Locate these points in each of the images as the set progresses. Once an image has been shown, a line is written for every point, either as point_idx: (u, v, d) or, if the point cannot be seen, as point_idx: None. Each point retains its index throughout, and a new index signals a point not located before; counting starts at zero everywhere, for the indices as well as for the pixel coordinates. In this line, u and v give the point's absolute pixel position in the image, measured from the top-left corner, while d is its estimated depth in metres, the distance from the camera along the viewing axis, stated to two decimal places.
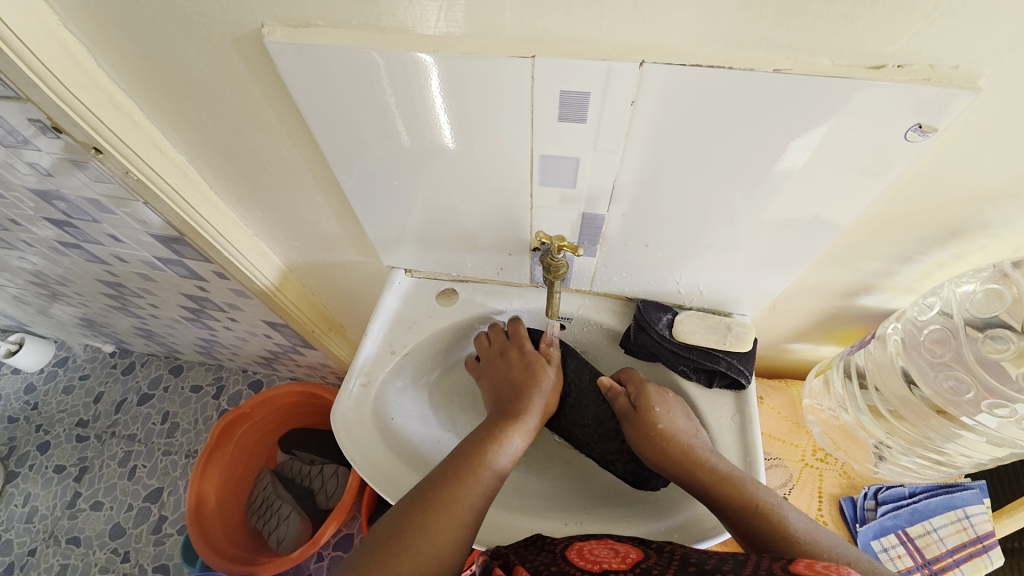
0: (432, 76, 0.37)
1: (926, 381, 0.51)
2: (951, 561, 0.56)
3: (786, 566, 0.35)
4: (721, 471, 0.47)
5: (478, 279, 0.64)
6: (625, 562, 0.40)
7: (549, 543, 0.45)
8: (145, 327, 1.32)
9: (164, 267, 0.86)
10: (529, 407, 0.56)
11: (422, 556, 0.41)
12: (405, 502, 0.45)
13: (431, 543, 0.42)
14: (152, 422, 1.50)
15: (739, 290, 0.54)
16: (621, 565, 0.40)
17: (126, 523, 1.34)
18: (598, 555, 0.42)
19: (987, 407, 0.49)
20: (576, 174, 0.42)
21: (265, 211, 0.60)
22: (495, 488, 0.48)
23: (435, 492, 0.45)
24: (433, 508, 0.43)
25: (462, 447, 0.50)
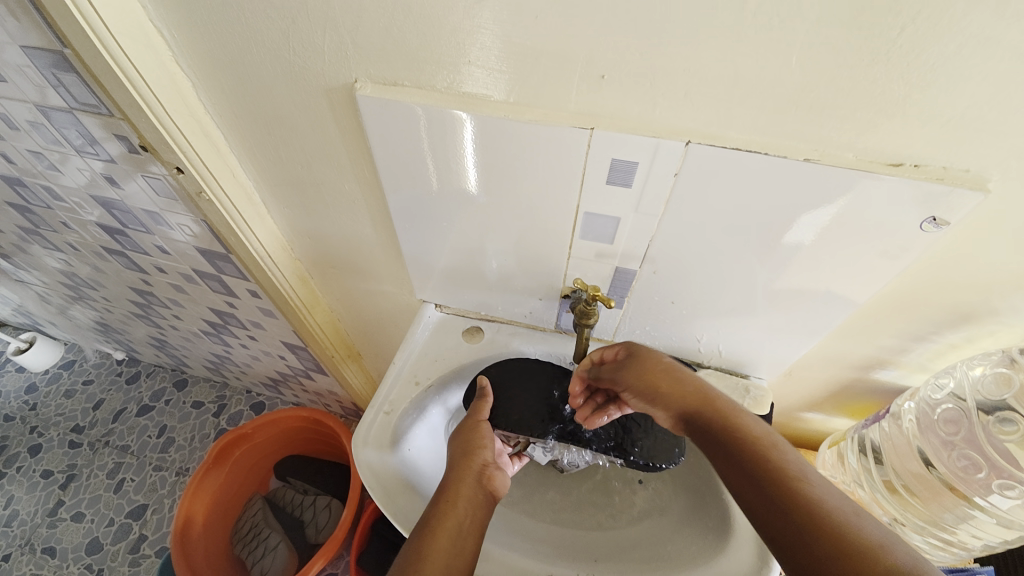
0: (468, 127, 0.42)
1: (941, 459, 0.52)
2: None
3: None
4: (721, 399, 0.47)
5: (504, 320, 0.67)
6: None
7: None
8: (161, 338, 1.34)
9: (199, 280, 0.89)
10: (473, 464, 0.50)
11: None
12: None
13: None
14: (147, 435, 1.49)
15: (757, 352, 0.56)
16: None
17: (104, 538, 1.30)
18: None
19: (998, 488, 0.49)
20: (615, 232, 0.46)
21: (312, 236, 0.64)
22: (460, 553, 0.43)
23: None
24: None
25: (421, 522, 0.46)
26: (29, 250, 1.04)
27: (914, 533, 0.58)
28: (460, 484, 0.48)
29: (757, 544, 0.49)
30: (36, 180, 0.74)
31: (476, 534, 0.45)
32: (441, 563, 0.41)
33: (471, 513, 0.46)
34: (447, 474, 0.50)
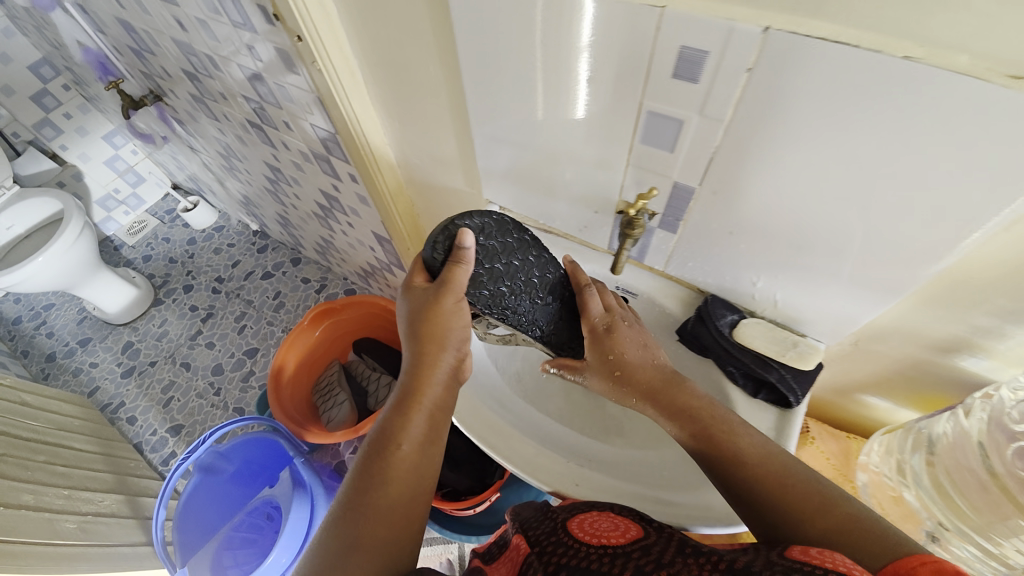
0: (598, 18, 0.40)
1: (999, 456, 0.46)
2: None
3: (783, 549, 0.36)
4: (688, 402, 0.50)
5: (561, 233, 0.68)
6: (625, 537, 0.42)
7: (551, 512, 0.50)
8: (285, 216, 1.57)
9: (313, 161, 1.02)
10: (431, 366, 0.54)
11: (379, 529, 0.47)
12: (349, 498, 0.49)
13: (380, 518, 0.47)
14: (266, 296, 1.79)
15: (813, 307, 0.52)
16: (619, 539, 0.42)
17: (226, 365, 1.63)
18: (598, 528, 0.44)
19: None
20: (677, 138, 0.44)
21: (401, 120, 0.69)
22: (423, 451, 0.52)
23: (372, 478, 0.49)
24: (371, 492, 0.48)
25: (383, 424, 0.52)
26: (197, 118, 1.26)
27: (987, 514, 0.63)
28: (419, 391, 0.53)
29: None
30: (201, 49, 0.89)
31: (433, 427, 0.54)
32: (406, 463, 0.50)
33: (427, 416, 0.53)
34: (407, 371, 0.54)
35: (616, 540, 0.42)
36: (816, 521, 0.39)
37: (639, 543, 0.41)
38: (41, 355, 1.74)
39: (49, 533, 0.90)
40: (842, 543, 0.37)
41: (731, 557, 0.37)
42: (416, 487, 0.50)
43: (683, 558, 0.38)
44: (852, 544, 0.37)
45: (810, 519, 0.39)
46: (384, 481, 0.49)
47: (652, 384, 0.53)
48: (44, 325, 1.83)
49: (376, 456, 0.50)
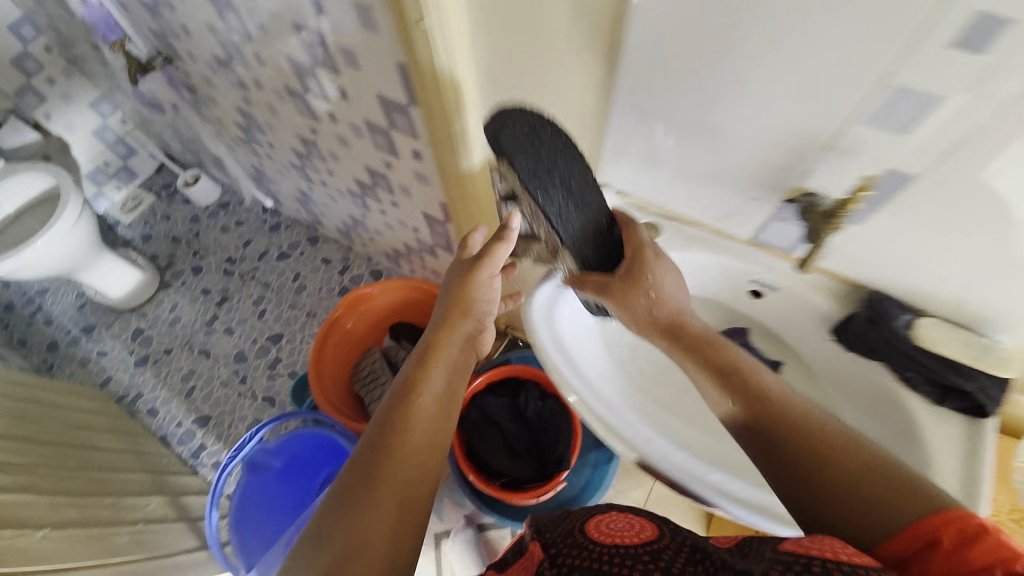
0: None
1: None
2: None
3: (777, 547, 0.41)
4: (730, 359, 0.59)
5: (692, 222, 0.64)
6: (637, 537, 0.47)
7: (570, 517, 0.54)
8: (307, 193, 1.45)
9: (367, 134, 0.91)
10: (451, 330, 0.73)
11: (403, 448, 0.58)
12: (377, 428, 0.61)
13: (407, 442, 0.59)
14: (285, 277, 1.69)
15: (975, 292, 0.56)
16: (631, 539, 0.47)
17: (249, 352, 1.54)
18: (612, 529, 0.49)
19: None
20: (915, 115, 0.45)
21: (511, 88, 0.61)
22: (440, 399, 0.66)
23: (396, 413, 0.62)
24: (396, 422, 0.61)
25: (408, 374, 0.67)
26: (217, 84, 1.12)
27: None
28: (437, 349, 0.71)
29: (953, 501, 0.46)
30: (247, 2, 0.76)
31: (450, 381, 0.69)
32: (427, 402, 0.64)
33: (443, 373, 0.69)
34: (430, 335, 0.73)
35: (628, 540, 0.47)
36: (841, 465, 0.48)
37: (651, 546, 0.46)
38: (42, 345, 1.61)
39: (105, 551, 0.84)
40: (870, 495, 0.46)
41: (722, 558, 0.43)
42: (433, 429, 0.62)
43: (692, 567, 0.43)
44: (890, 497, 0.45)
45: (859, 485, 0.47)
46: (405, 430, 0.60)
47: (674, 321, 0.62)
48: (40, 311, 1.69)
49: (397, 405, 0.63)
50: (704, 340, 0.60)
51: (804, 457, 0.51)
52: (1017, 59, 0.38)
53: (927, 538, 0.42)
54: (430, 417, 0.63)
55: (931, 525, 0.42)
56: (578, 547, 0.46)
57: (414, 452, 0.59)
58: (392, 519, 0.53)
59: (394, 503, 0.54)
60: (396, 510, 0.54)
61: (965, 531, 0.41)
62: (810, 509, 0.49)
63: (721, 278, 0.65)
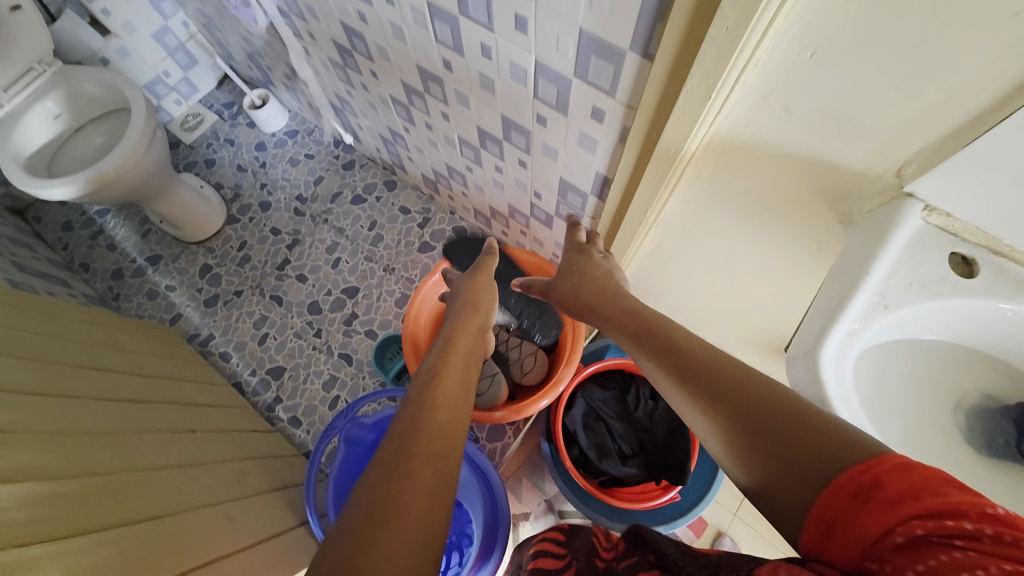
0: None
1: None
2: None
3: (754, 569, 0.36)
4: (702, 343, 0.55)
5: (1022, 262, 0.51)
6: None
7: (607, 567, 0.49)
8: (400, 133, 1.27)
9: (532, 80, 0.73)
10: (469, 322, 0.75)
11: (436, 424, 0.51)
12: (405, 413, 0.53)
13: (440, 416, 0.52)
14: (360, 224, 1.55)
15: None
16: None
17: (323, 304, 1.44)
18: None
19: None
20: None
21: (832, 52, 0.43)
22: (467, 381, 0.60)
23: (425, 394, 0.55)
24: (427, 401, 0.54)
25: (435, 361, 0.62)
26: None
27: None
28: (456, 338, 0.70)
29: None
30: None
31: (475, 366, 0.66)
32: (454, 379, 0.59)
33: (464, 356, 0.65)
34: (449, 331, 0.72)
35: None
36: (756, 418, 0.43)
37: None
38: (106, 271, 1.53)
39: (224, 532, 0.78)
40: (792, 443, 0.40)
41: None
42: (463, 404, 0.56)
43: None
44: (794, 439, 0.40)
45: (776, 430, 0.42)
46: (434, 400, 0.54)
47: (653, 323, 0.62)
48: (102, 233, 1.59)
49: (425, 386, 0.57)
50: (705, 365, 0.52)
51: (721, 416, 0.46)
52: None
53: (868, 500, 0.33)
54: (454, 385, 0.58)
55: (870, 481, 0.34)
56: None
57: (447, 429, 0.51)
58: (428, 467, 0.46)
59: (431, 458, 0.47)
60: (432, 481, 0.45)
61: (918, 503, 0.31)
62: (772, 476, 0.41)
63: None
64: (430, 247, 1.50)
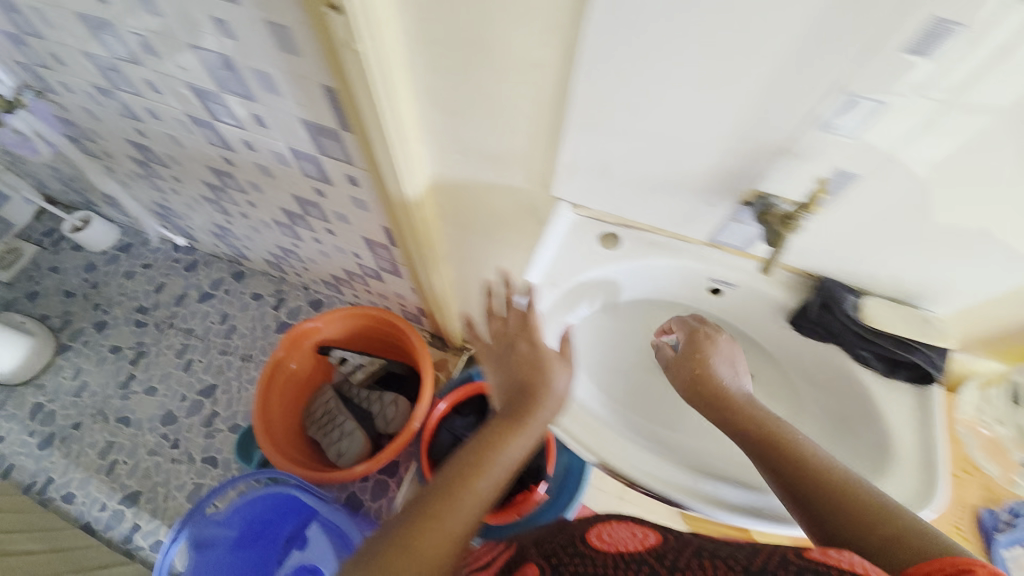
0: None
1: None
2: None
3: (802, 553, 0.37)
4: (766, 427, 0.51)
5: (646, 227, 0.62)
6: (643, 544, 0.42)
7: (569, 526, 0.46)
8: (226, 226, 1.31)
9: (293, 162, 0.83)
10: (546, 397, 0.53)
11: (425, 561, 0.38)
12: (390, 527, 0.40)
13: (436, 546, 0.39)
14: (210, 321, 1.52)
15: (938, 282, 0.52)
16: (638, 548, 0.41)
17: (179, 411, 1.38)
18: (615, 537, 0.43)
19: None
20: (866, 121, 0.41)
21: (450, 111, 0.58)
22: (503, 484, 0.46)
23: (423, 506, 0.42)
24: (425, 520, 0.40)
25: (458, 456, 0.47)
26: (100, 116, 0.98)
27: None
28: (519, 422, 0.50)
29: (924, 480, 0.49)
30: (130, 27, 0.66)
31: (515, 464, 0.48)
32: (481, 486, 0.44)
33: (523, 451, 0.49)
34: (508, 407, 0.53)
35: (635, 549, 0.41)
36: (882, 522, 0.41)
37: (656, 552, 0.40)
38: None
39: None
40: (878, 536, 0.40)
41: (744, 561, 0.37)
42: (475, 516, 0.42)
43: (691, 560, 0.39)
44: (906, 537, 0.39)
45: (851, 495, 0.44)
46: (447, 512, 0.41)
47: (719, 392, 0.56)
48: None
49: (428, 497, 0.42)
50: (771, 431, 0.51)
51: (786, 486, 0.47)
52: (980, 78, 0.35)
53: (958, 567, 0.34)
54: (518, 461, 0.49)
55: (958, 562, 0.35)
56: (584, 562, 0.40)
57: (446, 561, 0.39)
58: (441, 564, 0.38)
59: (445, 561, 0.39)
60: None
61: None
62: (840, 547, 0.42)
63: (674, 280, 0.64)
64: (287, 326, 1.51)
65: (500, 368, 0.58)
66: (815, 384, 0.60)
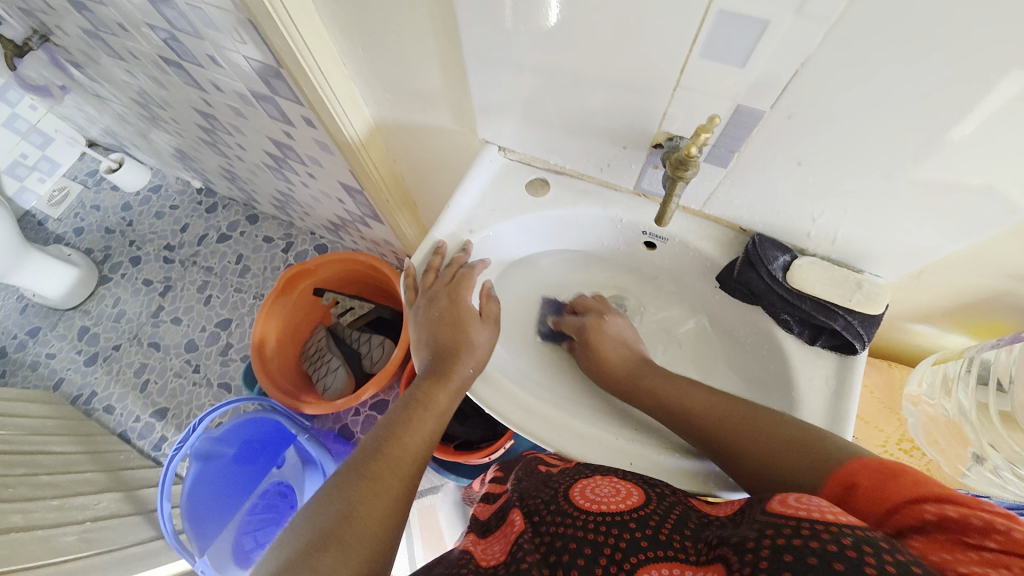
0: None
1: None
2: None
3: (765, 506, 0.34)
4: (694, 397, 0.48)
5: (576, 173, 0.59)
6: (625, 504, 0.42)
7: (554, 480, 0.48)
8: (230, 169, 1.37)
9: (255, 103, 0.84)
10: (464, 347, 0.52)
11: (364, 514, 0.40)
12: (328, 489, 0.42)
13: (374, 502, 0.41)
14: (227, 260, 1.63)
15: (879, 242, 0.46)
16: (621, 507, 0.42)
17: (199, 341, 1.52)
18: (598, 494, 0.43)
19: None
20: (755, 48, 0.34)
21: (365, 44, 0.56)
22: (437, 433, 0.49)
23: (361, 467, 0.43)
24: (363, 481, 0.42)
25: (389, 419, 0.48)
26: (96, 58, 1.02)
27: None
28: (446, 374, 0.50)
29: None
30: None
31: (446, 409, 0.49)
32: (414, 437, 0.46)
33: (453, 401, 0.50)
34: (432, 363, 0.52)
35: (617, 508, 0.42)
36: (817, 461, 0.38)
37: (639, 514, 0.41)
38: None
39: (47, 552, 0.85)
40: (823, 470, 0.37)
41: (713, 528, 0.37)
42: (411, 465, 0.45)
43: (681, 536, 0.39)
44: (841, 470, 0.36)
45: (792, 442, 0.40)
46: (382, 469, 0.43)
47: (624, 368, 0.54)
48: None
49: (363, 458, 0.44)
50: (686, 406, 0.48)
51: (725, 452, 0.44)
52: None
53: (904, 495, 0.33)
54: (444, 412, 0.49)
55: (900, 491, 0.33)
56: (560, 517, 0.42)
57: (387, 510, 0.41)
58: (387, 519, 0.41)
59: (390, 505, 0.41)
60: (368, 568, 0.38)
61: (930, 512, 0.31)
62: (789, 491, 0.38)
63: (607, 233, 0.61)
64: None
65: (423, 328, 0.55)
66: (742, 348, 0.56)
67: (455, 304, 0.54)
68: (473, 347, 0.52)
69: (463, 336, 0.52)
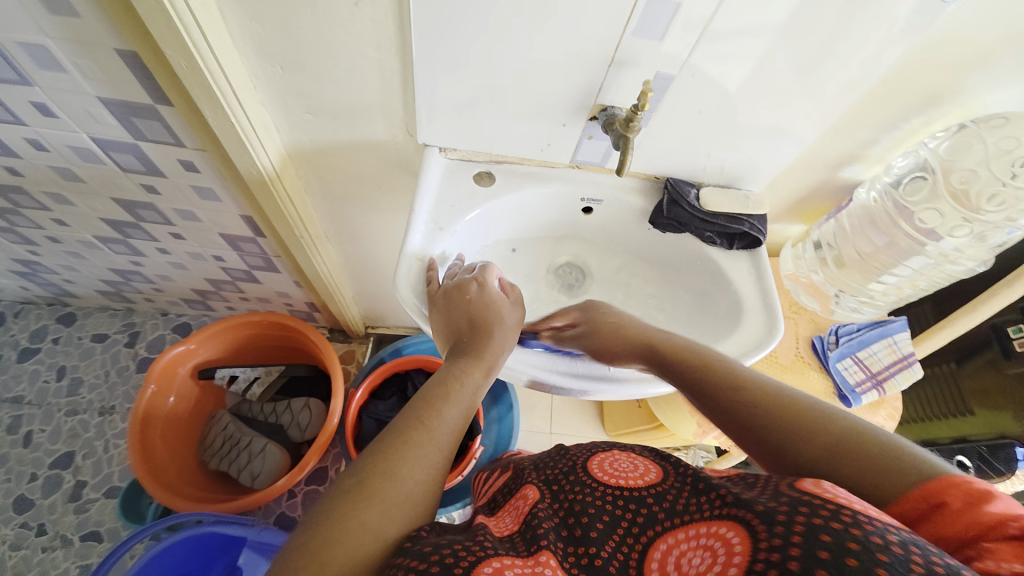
0: None
1: (896, 221, 0.67)
2: (888, 373, 0.75)
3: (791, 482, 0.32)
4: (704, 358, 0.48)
5: (515, 159, 0.65)
6: (643, 479, 0.41)
7: (569, 450, 0.48)
8: (31, 259, 1.07)
9: (106, 156, 0.70)
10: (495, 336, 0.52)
11: (405, 477, 0.37)
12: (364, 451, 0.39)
13: (413, 467, 0.38)
14: (43, 380, 1.25)
15: (752, 162, 0.63)
16: (638, 481, 0.41)
17: (30, 495, 1.12)
18: (619, 468, 0.43)
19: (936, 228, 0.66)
20: (670, 23, 0.46)
21: (286, 62, 0.53)
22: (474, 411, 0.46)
23: (398, 429, 0.40)
24: (402, 443, 0.39)
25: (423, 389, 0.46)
26: None
27: (876, 279, 0.73)
28: (482, 360, 0.50)
29: (767, 319, 0.61)
30: None
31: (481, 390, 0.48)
32: (454, 408, 0.44)
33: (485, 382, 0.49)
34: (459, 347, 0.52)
35: (635, 482, 0.41)
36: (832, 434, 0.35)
37: (655, 493, 0.39)
38: None
39: None
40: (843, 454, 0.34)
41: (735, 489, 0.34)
42: (453, 437, 0.42)
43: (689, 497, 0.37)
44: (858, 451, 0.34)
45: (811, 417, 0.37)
46: (423, 433, 0.40)
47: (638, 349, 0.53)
48: None
49: (400, 420, 0.42)
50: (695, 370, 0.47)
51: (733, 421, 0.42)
52: None
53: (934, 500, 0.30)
54: (479, 389, 0.48)
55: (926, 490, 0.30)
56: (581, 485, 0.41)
57: (425, 479, 0.38)
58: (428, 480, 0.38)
59: (433, 472, 0.39)
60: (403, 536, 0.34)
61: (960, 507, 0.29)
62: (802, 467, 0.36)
63: (552, 206, 0.68)
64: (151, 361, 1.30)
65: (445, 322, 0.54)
66: (682, 270, 0.69)
67: (484, 289, 0.56)
68: (503, 334, 0.53)
69: (495, 319, 0.54)
